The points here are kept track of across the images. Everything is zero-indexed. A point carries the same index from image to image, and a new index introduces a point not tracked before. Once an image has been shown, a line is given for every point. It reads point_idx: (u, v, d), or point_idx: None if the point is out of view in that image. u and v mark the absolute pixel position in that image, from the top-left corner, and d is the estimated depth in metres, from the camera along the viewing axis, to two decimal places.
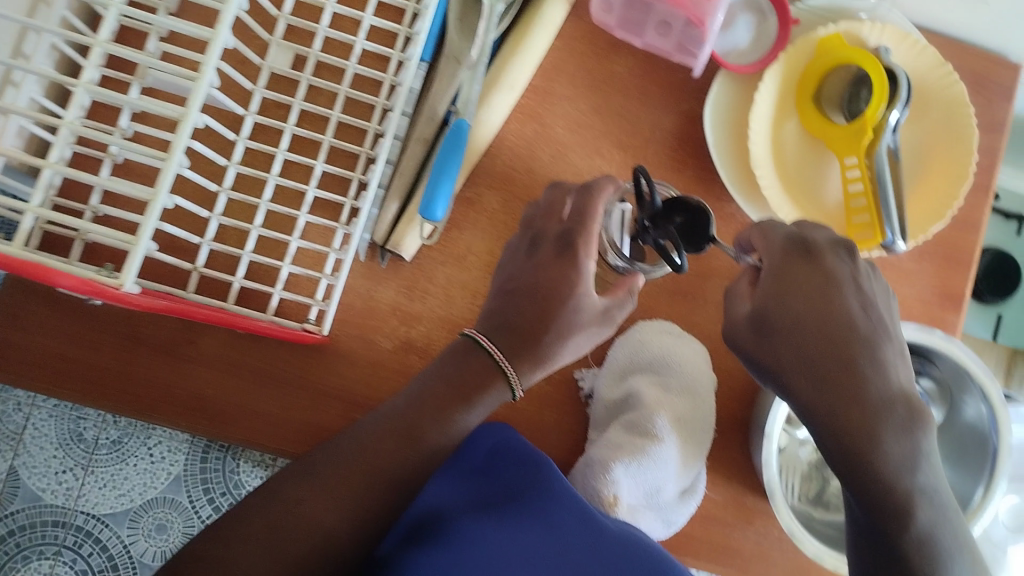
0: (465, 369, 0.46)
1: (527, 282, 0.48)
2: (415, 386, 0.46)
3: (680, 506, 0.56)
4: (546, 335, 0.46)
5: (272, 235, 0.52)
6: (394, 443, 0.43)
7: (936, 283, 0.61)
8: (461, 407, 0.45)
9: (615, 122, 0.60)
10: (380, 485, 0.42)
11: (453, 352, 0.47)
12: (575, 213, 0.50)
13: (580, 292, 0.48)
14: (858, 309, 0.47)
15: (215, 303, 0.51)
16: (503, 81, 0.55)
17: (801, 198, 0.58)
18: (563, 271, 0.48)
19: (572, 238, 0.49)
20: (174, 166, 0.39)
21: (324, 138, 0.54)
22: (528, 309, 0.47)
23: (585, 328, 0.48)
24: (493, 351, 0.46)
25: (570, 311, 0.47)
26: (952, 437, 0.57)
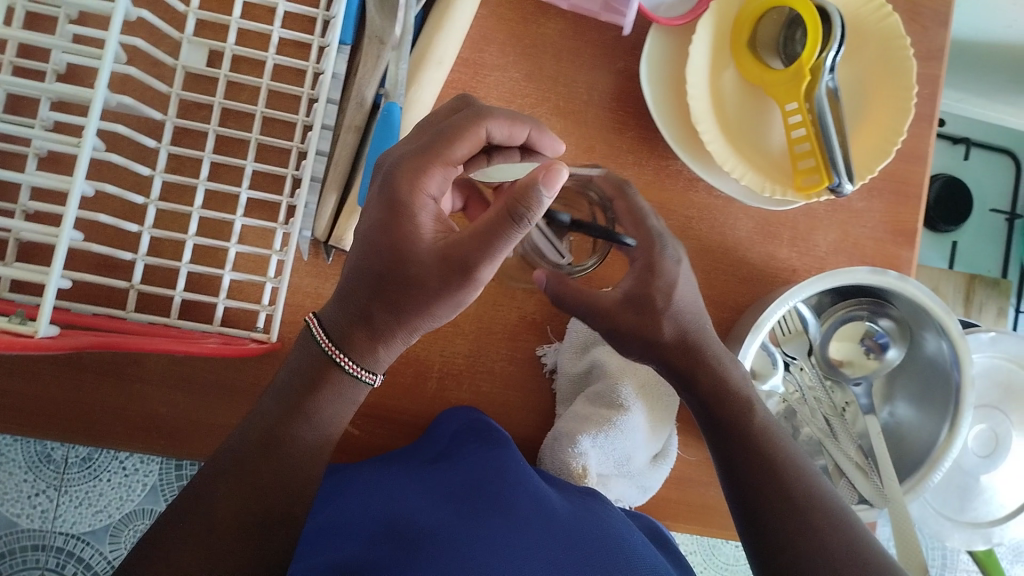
0: (302, 369, 0.41)
1: (366, 234, 0.40)
2: (276, 390, 0.42)
3: (654, 471, 0.56)
4: (373, 308, 0.40)
5: (209, 243, 0.51)
6: (241, 480, 0.40)
7: (888, 220, 0.61)
8: (299, 413, 0.41)
9: (552, 89, 0.58)
10: (246, 507, 0.39)
11: (300, 346, 0.43)
12: (420, 153, 0.40)
13: (406, 243, 0.39)
14: (696, 308, 0.48)
15: (157, 320, 0.50)
16: (431, 58, 0.53)
17: (745, 148, 0.57)
18: (387, 221, 0.39)
19: (397, 178, 0.40)
20: (76, 192, 0.39)
21: (250, 136, 0.52)
22: (355, 274, 0.40)
23: (426, 286, 0.38)
24: (326, 345, 0.41)
25: (400, 266, 0.39)
26: (917, 372, 0.58)
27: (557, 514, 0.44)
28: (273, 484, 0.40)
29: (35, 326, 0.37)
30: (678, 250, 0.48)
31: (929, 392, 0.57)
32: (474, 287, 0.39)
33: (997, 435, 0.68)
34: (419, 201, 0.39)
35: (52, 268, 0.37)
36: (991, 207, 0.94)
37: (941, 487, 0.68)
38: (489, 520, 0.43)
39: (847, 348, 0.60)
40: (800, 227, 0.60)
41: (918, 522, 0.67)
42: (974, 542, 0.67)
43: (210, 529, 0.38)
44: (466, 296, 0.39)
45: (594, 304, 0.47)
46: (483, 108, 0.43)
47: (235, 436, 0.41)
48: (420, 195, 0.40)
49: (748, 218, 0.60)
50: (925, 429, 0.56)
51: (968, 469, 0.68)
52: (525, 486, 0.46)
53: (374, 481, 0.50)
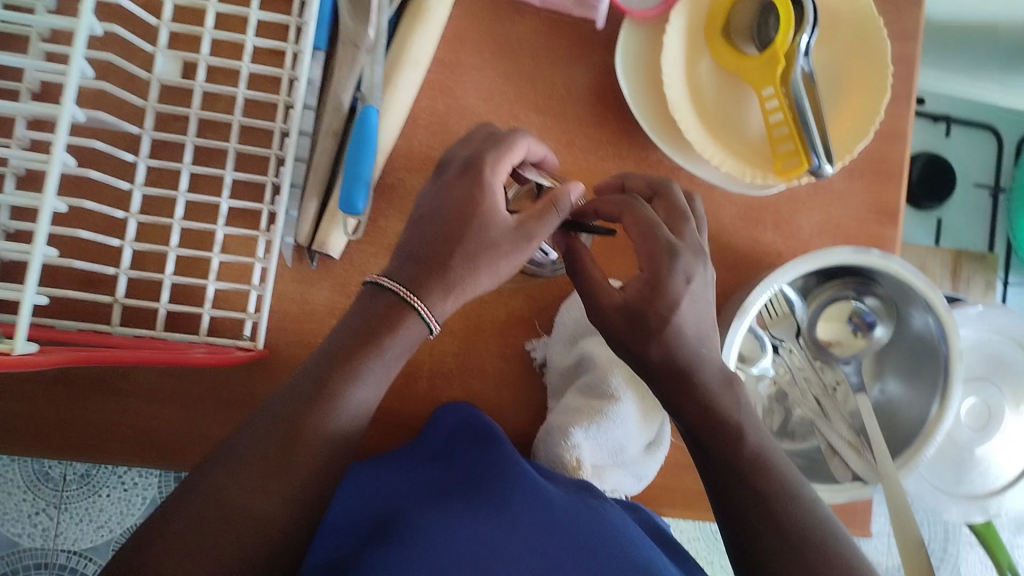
0: (372, 315, 0.39)
1: (434, 206, 0.42)
2: (320, 354, 0.39)
3: (648, 460, 0.56)
4: (452, 259, 0.40)
5: (192, 254, 0.51)
6: (289, 437, 0.35)
7: (868, 200, 0.61)
8: (373, 355, 0.38)
9: (528, 85, 0.58)
10: (301, 458, 0.35)
11: (358, 304, 0.40)
12: (497, 144, 0.45)
13: (487, 208, 0.41)
14: (703, 314, 0.46)
15: (144, 333, 0.50)
16: (406, 59, 0.53)
17: (724, 135, 0.57)
18: (468, 191, 0.42)
19: (477, 163, 0.43)
20: (47, 209, 0.38)
21: (228, 145, 0.52)
22: (430, 237, 0.41)
23: (500, 248, 0.41)
24: (403, 292, 0.39)
25: (479, 229, 0.41)
26: (905, 347, 0.59)
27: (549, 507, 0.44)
28: (328, 443, 0.36)
29: (12, 345, 0.37)
30: (691, 267, 0.46)
31: (921, 366, 0.57)
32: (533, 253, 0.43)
33: (990, 408, 0.69)
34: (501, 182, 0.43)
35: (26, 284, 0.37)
36: (975, 181, 0.94)
37: (936, 462, 0.68)
38: (477, 512, 0.43)
39: (835, 328, 0.59)
40: (782, 210, 0.60)
41: (915, 497, 0.67)
42: (971, 514, 0.66)
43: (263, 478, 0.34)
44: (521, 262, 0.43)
45: (594, 302, 0.47)
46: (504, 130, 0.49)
47: (269, 405, 0.37)
48: (496, 174, 0.43)
49: (730, 204, 0.60)
50: (915, 405, 0.57)
51: (964, 443, 0.68)
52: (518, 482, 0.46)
53: (380, 480, 0.50)
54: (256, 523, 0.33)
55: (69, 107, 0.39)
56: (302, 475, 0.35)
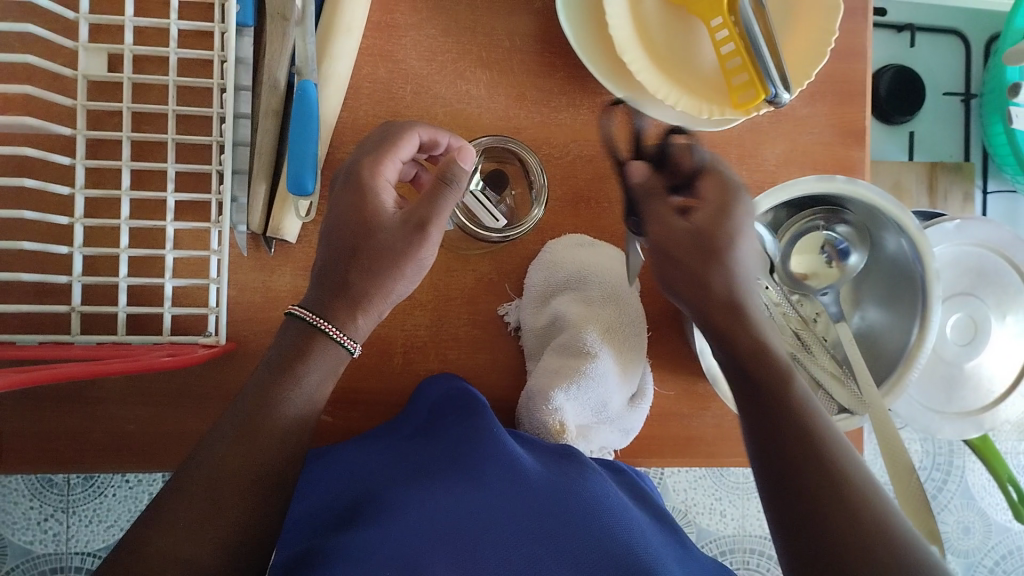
0: (287, 346, 0.41)
1: (330, 224, 0.44)
2: (246, 390, 0.40)
3: (632, 413, 0.56)
4: (351, 277, 0.42)
5: (143, 253, 0.50)
6: (242, 454, 0.38)
7: (833, 123, 0.60)
8: (298, 377, 0.40)
9: (472, 41, 0.56)
10: (248, 471, 0.38)
11: (278, 336, 0.42)
12: (377, 141, 0.48)
13: (374, 214, 0.44)
14: None
15: (105, 339, 0.49)
16: (338, 27, 0.52)
17: (677, 73, 0.55)
18: (355, 200, 0.44)
19: (358, 169, 0.45)
20: None
21: (166, 137, 0.51)
22: (331, 260, 0.43)
23: (396, 249, 0.43)
24: (315, 319, 0.41)
25: (372, 240, 0.43)
26: (883, 271, 0.58)
27: (530, 482, 0.43)
28: (274, 448, 0.39)
29: None
30: None
31: (900, 289, 0.56)
32: (429, 247, 0.44)
33: (975, 321, 0.68)
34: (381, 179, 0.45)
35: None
36: (945, 90, 0.92)
37: (925, 381, 0.68)
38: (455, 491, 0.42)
39: (810, 259, 0.58)
40: (747, 143, 0.59)
41: (906, 418, 0.67)
42: (967, 430, 0.67)
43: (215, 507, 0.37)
44: (427, 250, 0.44)
45: None
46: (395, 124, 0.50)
47: (208, 439, 0.39)
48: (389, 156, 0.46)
49: (692, 142, 0.58)
50: (898, 330, 0.56)
51: (952, 359, 0.68)
52: (488, 459, 0.45)
53: (353, 464, 0.49)
54: (213, 531, 0.36)
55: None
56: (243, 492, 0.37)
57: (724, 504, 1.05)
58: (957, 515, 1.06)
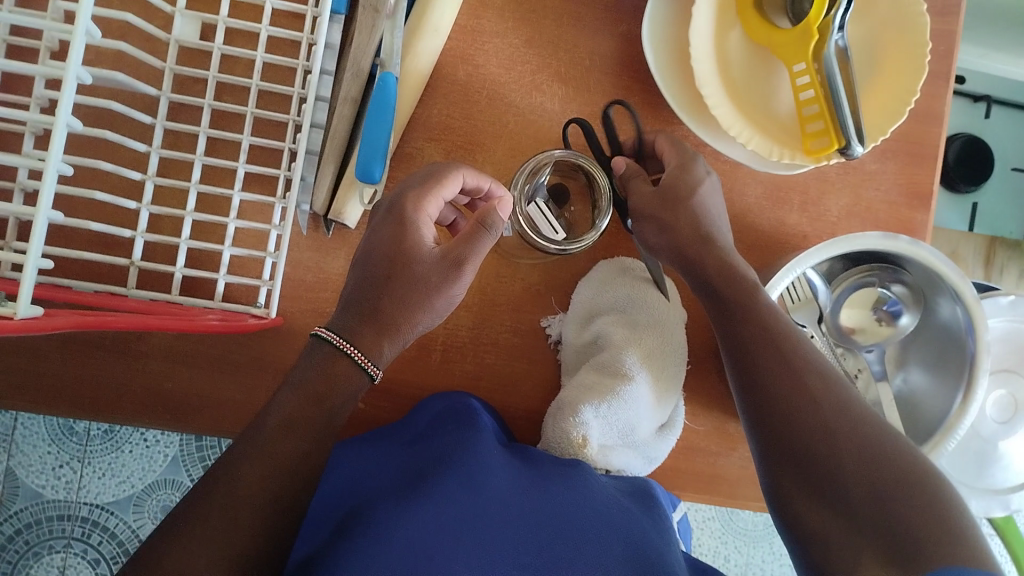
0: (315, 368, 0.41)
1: (367, 249, 0.44)
2: (264, 414, 0.40)
3: (658, 442, 0.56)
4: (382, 303, 0.43)
5: (207, 218, 0.51)
6: (266, 469, 0.38)
7: (900, 183, 0.59)
8: (330, 397, 0.40)
9: (553, 55, 0.57)
10: (266, 490, 0.38)
11: (304, 355, 0.42)
12: (422, 177, 0.47)
13: (412, 246, 0.44)
14: None
15: (159, 296, 0.50)
16: (427, 25, 0.53)
17: (752, 112, 0.55)
18: (395, 232, 0.44)
19: (402, 203, 0.45)
20: (52, 169, 0.37)
21: (246, 109, 0.52)
22: (364, 284, 0.43)
23: (430, 283, 0.43)
24: (342, 343, 0.41)
25: (407, 270, 0.43)
26: (930, 337, 0.57)
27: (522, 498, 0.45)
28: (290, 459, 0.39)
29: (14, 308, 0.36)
30: None
31: (945, 356, 0.55)
32: (461, 286, 0.45)
33: (1016, 399, 0.67)
34: (422, 215, 0.45)
35: (29, 245, 0.37)
36: (1014, 166, 0.89)
37: (959, 454, 0.67)
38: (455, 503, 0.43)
39: (859, 315, 0.57)
40: (811, 190, 0.59)
41: None
42: (992, 509, 0.65)
43: (232, 508, 0.37)
44: (459, 288, 0.45)
45: None
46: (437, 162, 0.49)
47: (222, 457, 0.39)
48: (433, 193, 0.46)
49: (756, 183, 0.58)
50: (938, 397, 0.55)
51: (987, 436, 0.67)
52: (491, 473, 0.46)
53: (361, 470, 0.49)
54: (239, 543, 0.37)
55: (74, 68, 0.38)
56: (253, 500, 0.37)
57: (729, 551, 1.04)
58: None
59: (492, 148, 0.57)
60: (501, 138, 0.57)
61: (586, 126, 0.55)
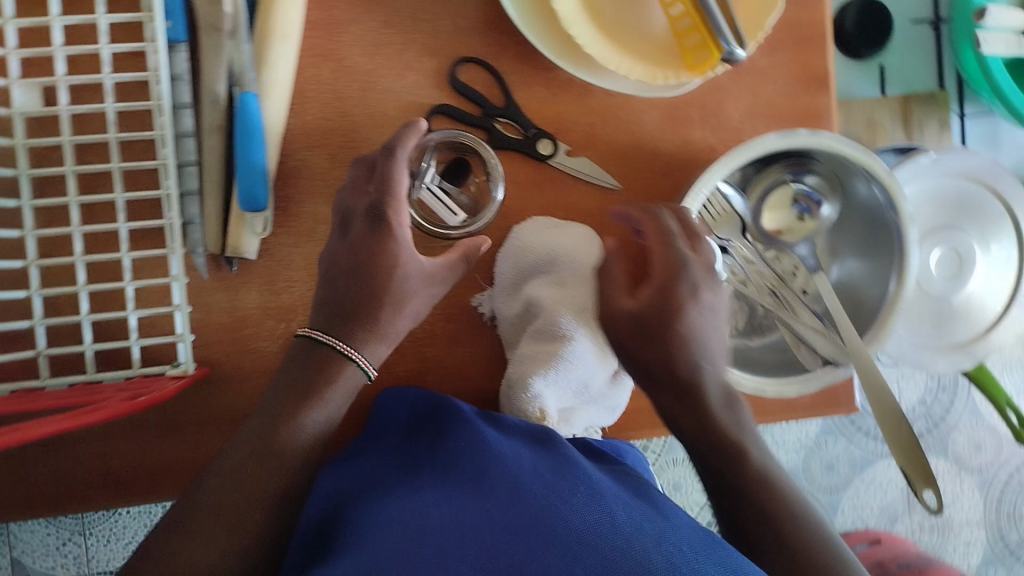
0: (309, 367, 0.45)
1: (349, 263, 0.46)
2: (263, 407, 0.44)
3: (616, 390, 0.55)
4: (380, 314, 0.46)
5: (103, 287, 0.49)
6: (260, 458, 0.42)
7: (795, 71, 0.58)
8: (314, 404, 0.44)
9: (414, 29, 0.54)
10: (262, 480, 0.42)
11: (295, 353, 0.46)
12: (381, 179, 0.47)
13: (405, 260, 0.47)
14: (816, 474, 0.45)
15: (77, 380, 0.49)
16: (273, 33, 0.50)
17: (626, 39, 0.53)
18: (376, 246, 0.46)
19: (381, 208, 0.46)
20: None
21: (111, 166, 0.50)
22: (355, 295, 0.46)
23: (417, 293, 0.48)
24: (338, 345, 0.45)
25: (399, 282, 0.46)
26: (858, 218, 0.56)
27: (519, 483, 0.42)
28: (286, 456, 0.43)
29: None
30: None
31: (875, 235, 0.55)
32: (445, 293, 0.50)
33: (959, 253, 0.67)
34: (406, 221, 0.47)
35: None
36: (913, 17, 0.86)
37: (914, 319, 0.67)
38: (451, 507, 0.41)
39: (781, 216, 0.57)
40: (708, 101, 0.57)
41: (898, 357, 0.67)
42: (960, 362, 0.66)
43: (243, 503, 0.41)
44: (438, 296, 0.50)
45: None
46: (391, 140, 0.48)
47: (216, 465, 0.43)
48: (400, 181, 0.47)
49: (651, 108, 0.56)
50: (875, 279, 0.55)
51: (940, 295, 0.67)
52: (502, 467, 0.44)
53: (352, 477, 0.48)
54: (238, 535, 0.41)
55: None
56: (262, 488, 0.42)
57: None
58: (968, 433, 1.09)
59: (378, 140, 0.55)
60: (383, 127, 0.55)
61: (469, 92, 0.55)
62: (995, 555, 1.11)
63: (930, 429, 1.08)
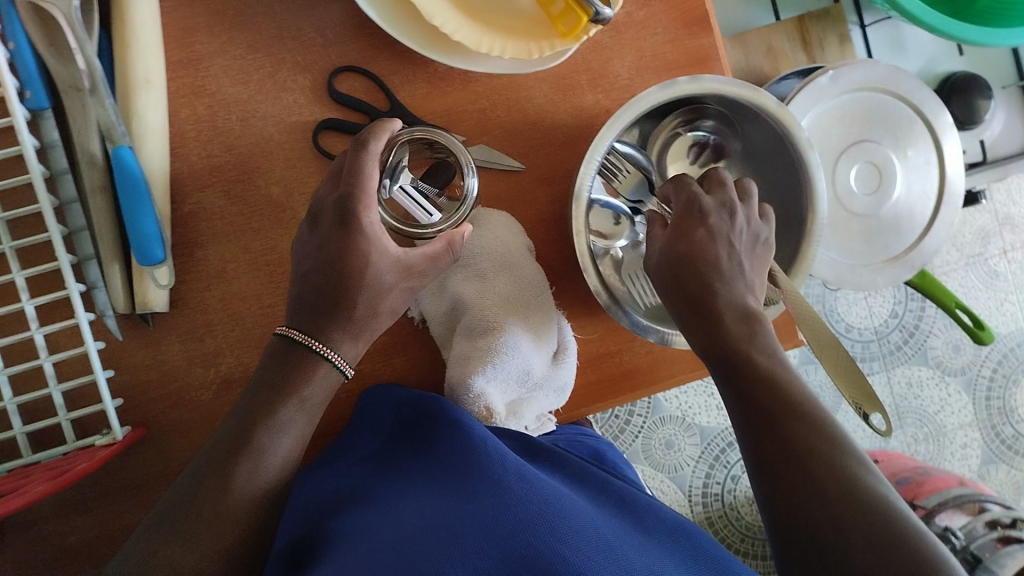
0: (285, 367, 0.44)
1: (320, 261, 0.45)
2: (236, 415, 0.43)
3: (560, 371, 0.55)
4: (355, 312, 0.46)
5: (19, 369, 0.49)
6: (224, 463, 0.41)
7: (674, 17, 0.57)
8: (291, 404, 0.44)
9: (283, 50, 0.54)
10: (243, 489, 0.41)
11: (269, 355, 0.45)
12: (348, 173, 0.45)
13: (376, 255, 0.46)
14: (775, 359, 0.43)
15: (13, 464, 0.48)
16: (136, 81, 0.50)
17: (494, 20, 0.52)
18: (345, 245, 0.45)
19: (349, 205, 0.45)
20: None
21: (3, 247, 0.49)
22: (326, 297, 0.45)
23: (393, 290, 0.47)
24: (309, 341, 0.44)
25: (373, 282, 0.46)
26: (754, 156, 0.56)
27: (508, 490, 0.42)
28: (258, 467, 0.41)
29: None
30: None
31: (777, 169, 0.54)
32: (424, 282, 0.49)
33: (878, 166, 0.67)
34: (376, 215, 0.46)
35: None
36: None
37: (847, 240, 0.67)
38: (440, 510, 0.41)
39: (682, 167, 0.58)
40: (593, 64, 0.56)
41: (838, 281, 0.66)
42: (901, 274, 0.67)
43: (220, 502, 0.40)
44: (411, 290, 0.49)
45: None
46: (365, 133, 0.46)
47: (190, 468, 0.41)
48: (371, 175, 0.45)
49: (538, 83, 0.56)
50: (785, 212, 0.54)
51: (866, 212, 0.67)
52: (491, 471, 0.43)
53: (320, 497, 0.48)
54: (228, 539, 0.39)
55: None
56: (246, 492, 0.41)
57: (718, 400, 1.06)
58: (943, 336, 1.10)
59: (270, 167, 0.54)
60: (273, 153, 0.54)
61: (347, 100, 0.54)
62: (994, 453, 1.11)
63: (906, 339, 1.09)
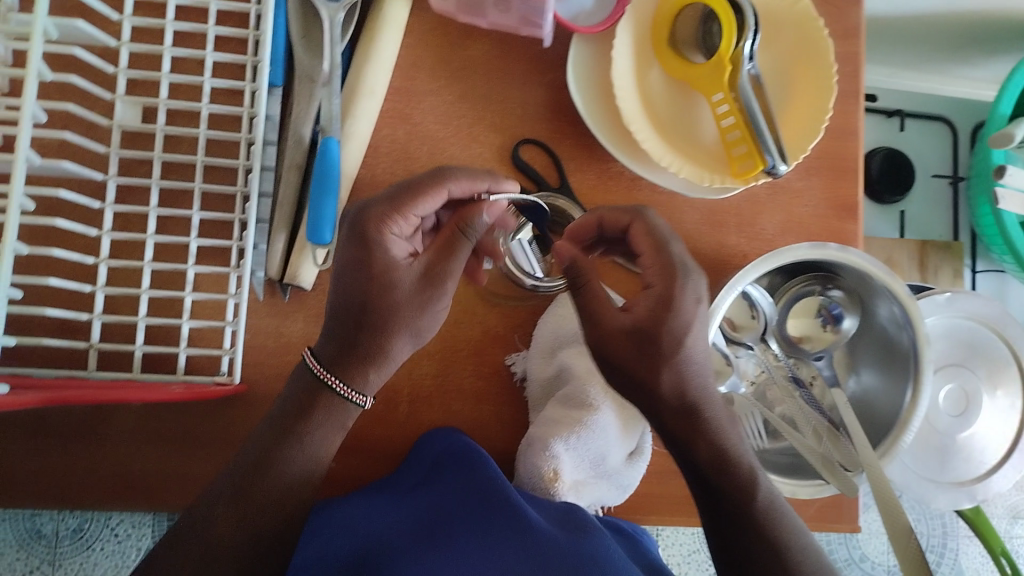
0: (294, 401, 0.45)
1: (343, 270, 0.45)
2: (251, 446, 0.45)
3: (630, 469, 0.57)
4: (360, 334, 0.45)
5: (163, 291, 0.51)
6: (233, 498, 0.43)
7: (827, 197, 0.62)
8: (306, 430, 0.45)
9: (486, 108, 0.60)
10: (245, 514, 0.42)
11: (294, 379, 0.46)
12: (400, 190, 0.47)
13: (387, 267, 0.45)
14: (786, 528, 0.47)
15: (121, 375, 0.51)
16: (362, 88, 0.55)
17: (679, 142, 0.59)
18: (362, 256, 0.45)
19: (371, 219, 0.45)
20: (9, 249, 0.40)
21: (192, 184, 0.53)
22: (347, 307, 0.45)
23: (412, 304, 0.45)
24: (322, 374, 0.45)
25: (387, 295, 0.44)
26: (875, 338, 0.60)
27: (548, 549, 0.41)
28: (274, 493, 0.43)
29: None
30: None
31: (892, 359, 0.58)
32: (448, 296, 0.47)
33: (967, 392, 0.70)
34: (392, 231, 0.46)
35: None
36: (934, 172, 0.94)
37: (920, 452, 0.69)
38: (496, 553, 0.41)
39: (804, 324, 0.61)
40: (744, 212, 0.61)
41: (902, 487, 0.68)
42: (960, 500, 0.68)
43: (239, 518, 0.42)
44: (440, 308, 0.47)
45: None
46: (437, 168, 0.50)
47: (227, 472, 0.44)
48: (428, 198, 0.47)
49: (692, 210, 0.61)
50: (890, 396, 0.57)
51: (944, 430, 0.69)
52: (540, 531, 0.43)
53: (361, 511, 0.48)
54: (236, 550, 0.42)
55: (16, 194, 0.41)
56: (263, 522, 0.43)
57: None
58: None
59: None
60: None
61: (526, 168, 0.59)
62: None
63: None
